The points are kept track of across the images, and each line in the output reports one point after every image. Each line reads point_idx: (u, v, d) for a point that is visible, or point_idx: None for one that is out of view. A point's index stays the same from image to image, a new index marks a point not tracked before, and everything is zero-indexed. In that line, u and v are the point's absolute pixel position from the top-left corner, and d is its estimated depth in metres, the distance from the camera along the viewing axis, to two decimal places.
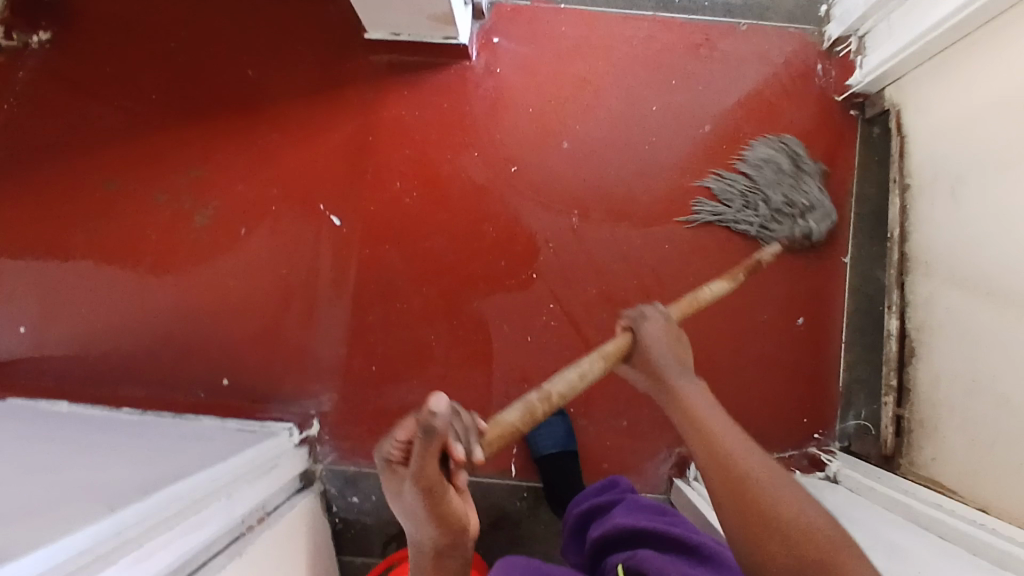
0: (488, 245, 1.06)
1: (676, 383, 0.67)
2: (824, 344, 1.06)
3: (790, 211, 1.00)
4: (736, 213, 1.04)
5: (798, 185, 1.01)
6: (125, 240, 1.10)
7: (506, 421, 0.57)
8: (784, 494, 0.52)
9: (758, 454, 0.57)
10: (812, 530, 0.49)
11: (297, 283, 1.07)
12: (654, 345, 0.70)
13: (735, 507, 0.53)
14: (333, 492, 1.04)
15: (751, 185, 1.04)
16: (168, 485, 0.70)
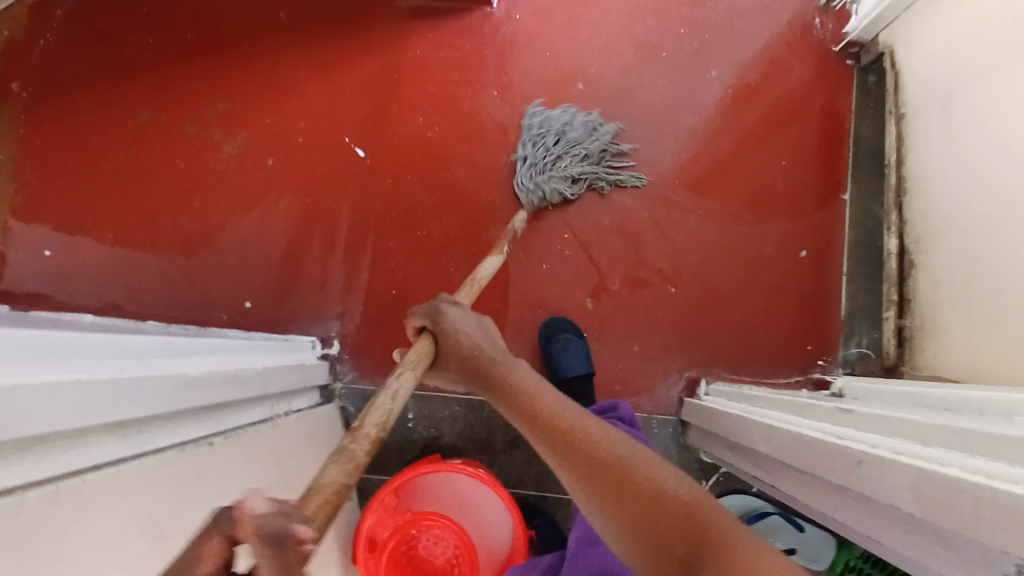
0: (506, 177, 1.11)
1: (507, 373, 0.67)
2: (828, 276, 1.10)
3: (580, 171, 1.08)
4: (533, 154, 1.07)
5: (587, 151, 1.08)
6: (152, 168, 1.13)
7: (330, 478, 0.44)
8: (637, 464, 0.50)
9: (606, 431, 0.55)
10: (669, 497, 0.46)
11: (320, 209, 1.11)
12: (472, 340, 0.71)
13: (589, 486, 0.50)
14: (352, 411, 1.06)
15: (555, 134, 1.08)
16: (204, 352, 0.72)
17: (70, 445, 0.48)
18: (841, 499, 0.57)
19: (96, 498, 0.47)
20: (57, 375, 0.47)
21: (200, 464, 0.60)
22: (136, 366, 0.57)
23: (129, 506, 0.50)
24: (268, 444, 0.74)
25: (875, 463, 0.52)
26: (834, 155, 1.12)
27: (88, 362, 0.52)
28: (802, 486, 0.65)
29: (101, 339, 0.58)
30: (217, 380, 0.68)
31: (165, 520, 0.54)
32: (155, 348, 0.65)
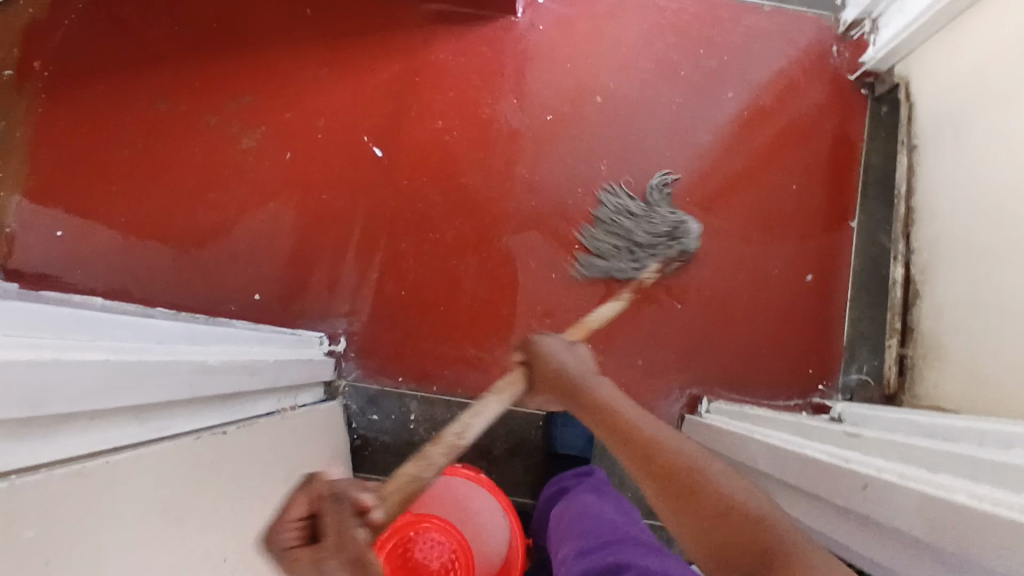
0: (520, 185, 1.12)
1: (590, 389, 0.68)
2: (832, 301, 1.11)
3: (659, 237, 1.04)
4: (622, 262, 1.06)
5: (652, 218, 1.06)
6: (169, 156, 1.14)
7: (404, 479, 0.55)
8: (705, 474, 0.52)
9: (704, 458, 0.54)
10: (776, 535, 0.45)
11: (334, 206, 1.12)
12: (563, 362, 0.72)
13: (660, 493, 0.52)
14: (355, 409, 1.07)
15: (618, 235, 1.08)
16: (220, 339, 0.73)
17: (93, 421, 0.48)
18: (841, 521, 0.58)
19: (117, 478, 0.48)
20: (85, 353, 0.48)
21: (211, 452, 0.61)
22: (159, 347, 0.58)
23: (147, 489, 0.51)
24: (275, 438, 0.74)
25: (882, 488, 0.52)
26: (844, 183, 1.14)
27: (112, 343, 0.53)
28: (807, 512, 0.64)
29: (124, 319, 0.59)
30: (231, 369, 0.68)
31: (182, 504, 0.54)
32: (175, 333, 0.66)
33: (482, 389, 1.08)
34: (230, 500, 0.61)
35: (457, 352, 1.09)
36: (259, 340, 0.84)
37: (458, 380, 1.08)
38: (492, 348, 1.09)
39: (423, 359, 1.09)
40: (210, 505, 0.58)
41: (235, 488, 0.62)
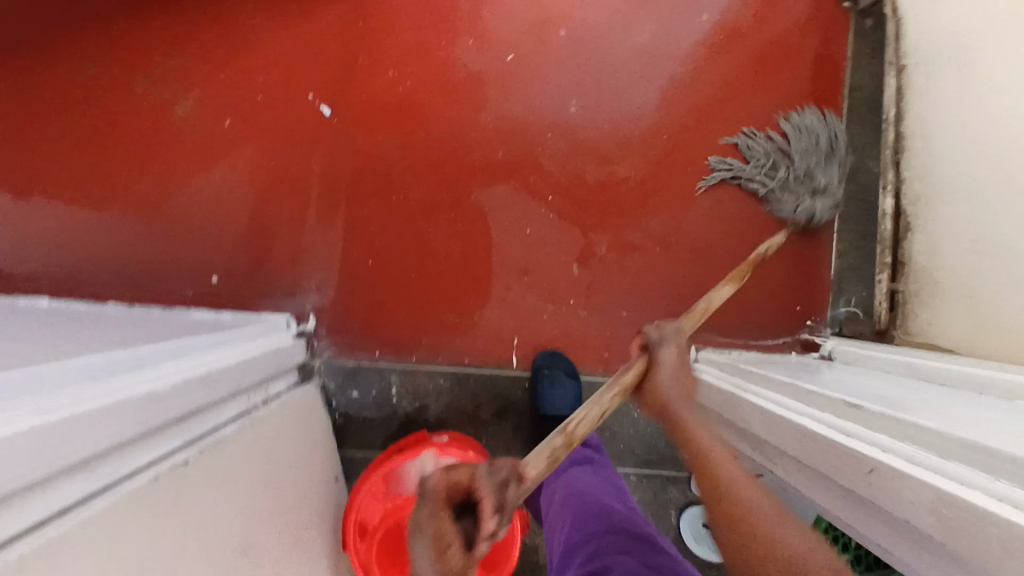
0: (486, 136, 1.05)
1: (686, 418, 0.65)
2: (819, 233, 1.07)
3: (805, 185, 1.02)
4: (756, 173, 1.04)
5: (821, 163, 1.03)
6: (102, 132, 1.04)
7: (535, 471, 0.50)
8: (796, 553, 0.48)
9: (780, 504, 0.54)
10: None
11: (288, 173, 1.04)
12: (669, 382, 0.69)
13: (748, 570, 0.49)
14: (332, 387, 1.02)
15: (779, 149, 1.05)
16: (164, 354, 0.67)
17: (32, 493, 0.43)
18: (849, 502, 0.56)
19: (75, 545, 0.43)
20: (8, 424, 0.42)
21: (182, 482, 0.56)
22: (94, 387, 0.53)
23: (117, 545, 0.47)
24: (249, 448, 0.70)
25: (887, 473, 0.50)
26: (827, 107, 1.08)
27: (39, 395, 0.47)
28: (812, 488, 0.62)
29: (47, 363, 0.54)
30: (183, 387, 0.63)
31: (159, 548, 0.51)
32: (119, 362, 0.60)
33: (465, 354, 1.04)
34: (207, 529, 0.57)
35: (434, 319, 1.04)
36: (214, 339, 0.79)
37: (437, 347, 1.04)
38: (471, 311, 1.05)
39: (400, 328, 1.04)
40: (186, 540, 0.54)
41: (209, 514, 0.59)
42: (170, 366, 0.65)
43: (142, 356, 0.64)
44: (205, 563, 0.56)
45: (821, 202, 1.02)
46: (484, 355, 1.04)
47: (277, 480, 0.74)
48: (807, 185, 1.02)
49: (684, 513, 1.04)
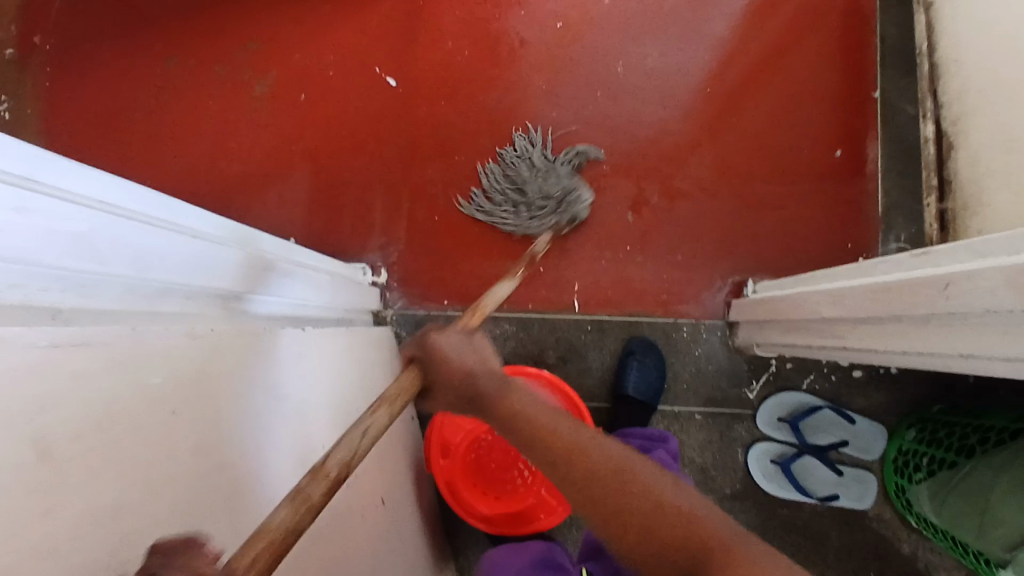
0: (538, 97, 1.12)
1: (486, 387, 0.57)
2: (867, 172, 1.10)
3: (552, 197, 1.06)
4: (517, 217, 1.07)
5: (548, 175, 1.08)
6: (183, 111, 1.14)
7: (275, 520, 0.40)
8: (628, 473, 0.47)
9: (596, 434, 0.52)
10: (665, 501, 0.45)
11: (355, 139, 1.12)
12: (455, 353, 0.62)
13: (586, 503, 0.47)
14: (405, 335, 1.08)
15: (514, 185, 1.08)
16: (296, 254, 0.75)
17: (191, 300, 0.48)
18: (929, 331, 0.58)
19: (220, 345, 0.47)
20: (185, 236, 0.49)
21: (287, 342, 0.61)
22: (249, 253, 0.60)
23: (246, 365, 0.51)
24: (341, 349, 0.76)
25: (962, 281, 0.53)
26: (861, 54, 1.13)
27: (209, 236, 0.54)
28: (887, 338, 0.65)
29: (226, 222, 0.59)
30: (296, 280, 0.71)
31: (275, 386, 0.55)
32: (265, 239, 0.67)
33: (527, 301, 1.09)
34: (302, 390, 0.61)
35: (497, 269, 1.09)
36: (327, 262, 0.86)
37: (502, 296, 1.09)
38: None
39: (466, 280, 1.10)
40: (291, 392, 0.58)
41: (311, 381, 0.64)
42: (294, 262, 0.72)
43: (283, 249, 0.71)
44: (303, 420, 0.59)
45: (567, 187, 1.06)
46: (546, 302, 1.09)
47: (362, 386, 0.79)
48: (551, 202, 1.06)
49: (751, 450, 1.06)
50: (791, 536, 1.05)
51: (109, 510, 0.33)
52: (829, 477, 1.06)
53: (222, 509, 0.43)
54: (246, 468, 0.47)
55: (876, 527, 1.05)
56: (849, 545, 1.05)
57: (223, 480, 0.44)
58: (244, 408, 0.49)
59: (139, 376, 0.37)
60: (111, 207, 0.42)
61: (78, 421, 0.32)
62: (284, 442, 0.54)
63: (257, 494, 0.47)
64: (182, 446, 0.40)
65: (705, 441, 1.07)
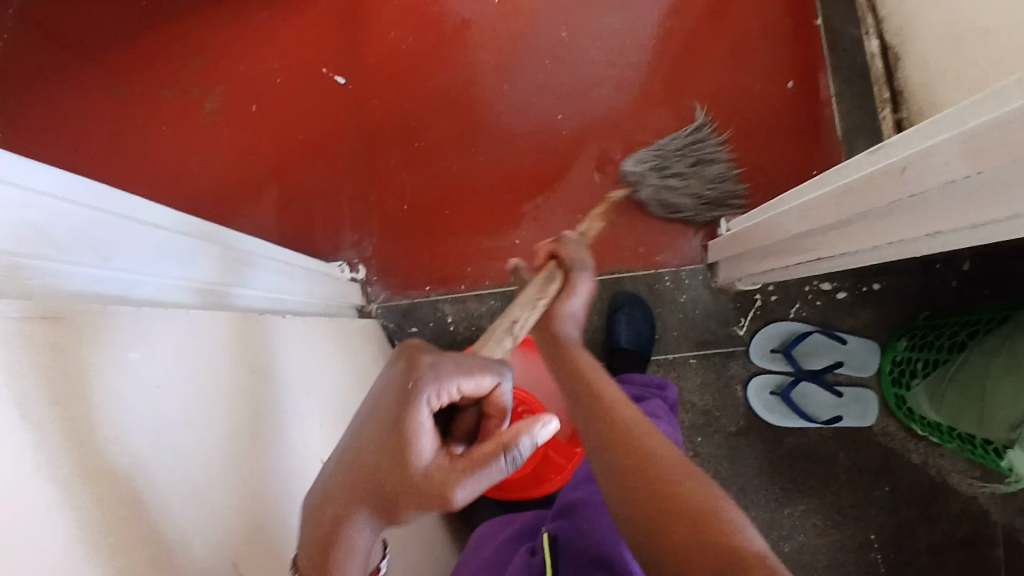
0: (488, 72, 1.13)
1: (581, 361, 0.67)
2: (822, 98, 1.11)
3: (664, 184, 1.07)
4: (684, 140, 1.08)
5: (707, 193, 1.07)
6: (137, 138, 1.13)
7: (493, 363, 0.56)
8: (690, 476, 0.51)
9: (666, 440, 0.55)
10: (710, 509, 0.47)
11: (314, 141, 1.12)
12: (577, 299, 0.72)
13: (634, 490, 0.51)
14: (392, 326, 1.09)
15: (700, 154, 1.08)
16: (273, 250, 0.76)
17: (164, 292, 0.49)
18: (896, 220, 0.59)
19: (188, 324, 0.48)
20: (156, 232, 0.51)
21: (269, 328, 0.61)
22: (221, 250, 0.61)
23: (221, 346, 0.52)
24: (325, 338, 0.76)
25: (916, 161, 0.54)
26: None
27: (182, 234, 0.55)
28: (858, 238, 0.66)
29: (198, 221, 0.60)
30: (270, 274, 0.71)
31: (258, 373, 0.55)
32: (242, 239, 0.68)
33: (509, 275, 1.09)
34: (285, 373, 0.61)
35: (473, 248, 1.10)
36: (305, 258, 0.87)
37: (483, 273, 1.09)
38: (506, 236, 1.10)
39: (445, 262, 1.10)
40: (278, 374, 0.59)
41: (295, 369, 0.63)
42: (270, 257, 0.73)
43: (260, 246, 0.72)
44: (287, 404, 0.59)
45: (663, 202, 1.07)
46: None
47: (351, 373, 0.79)
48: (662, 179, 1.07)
49: (748, 385, 1.08)
50: (800, 463, 1.07)
51: (88, 477, 0.35)
52: (829, 400, 1.08)
53: (210, 478, 0.44)
54: (230, 441, 0.48)
55: (883, 442, 1.06)
56: (859, 465, 1.06)
57: (209, 456, 0.45)
58: (223, 386, 0.50)
59: (102, 353, 0.38)
60: (83, 200, 0.43)
61: (42, 398, 0.34)
62: (269, 426, 0.54)
63: (245, 466, 0.49)
64: (159, 422, 0.41)
65: (703, 383, 1.09)
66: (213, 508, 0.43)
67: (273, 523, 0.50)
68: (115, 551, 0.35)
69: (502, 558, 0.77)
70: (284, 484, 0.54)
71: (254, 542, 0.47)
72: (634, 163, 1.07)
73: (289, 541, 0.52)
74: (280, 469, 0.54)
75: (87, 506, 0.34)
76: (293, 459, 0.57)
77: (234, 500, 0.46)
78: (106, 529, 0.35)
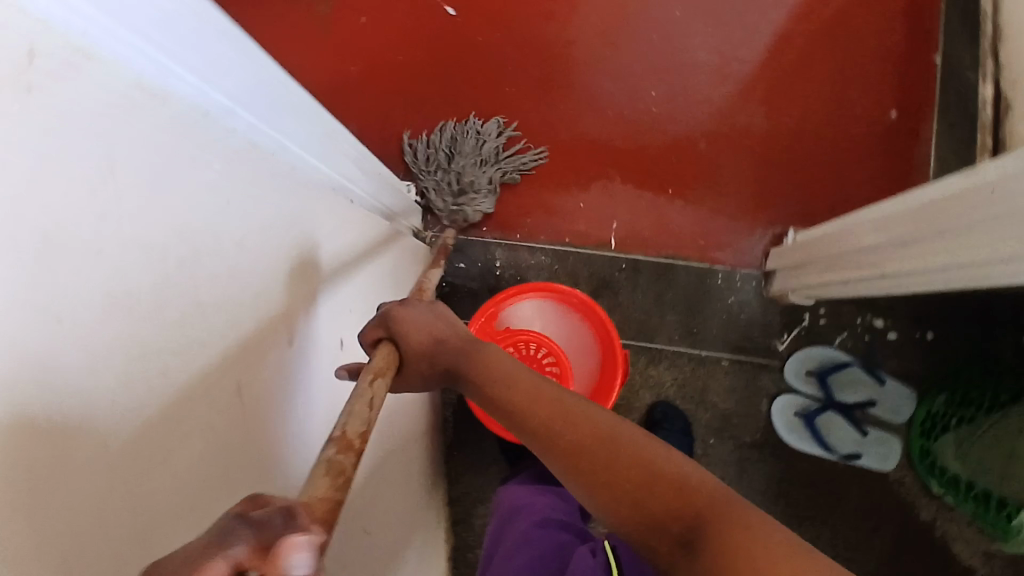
0: (594, 35, 1.13)
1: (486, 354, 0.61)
2: (922, 134, 1.08)
3: (467, 182, 1.08)
4: (423, 172, 1.09)
5: (475, 165, 1.08)
6: (250, 25, 1.17)
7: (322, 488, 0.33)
8: (627, 436, 0.50)
9: (595, 407, 0.54)
10: (660, 467, 0.47)
11: (411, 65, 1.14)
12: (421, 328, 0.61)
13: (577, 473, 0.50)
14: (443, 258, 1.11)
15: (443, 151, 1.09)
16: (355, 146, 0.75)
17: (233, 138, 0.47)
18: (972, 240, 0.58)
19: (242, 198, 0.47)
20: (251, 83, 0.50)
21: (316, 207, 0.62)
22: (304, 123, 0.60)
23: (267, 226, 0.51)
24: (367, 238, 0.76)
25: (1007, 180, 0.53)
26: (925, 16, 1.11)
27: (275, 97, 0.54)
28: (925, 257, 0.65)
29: (300, 91, 0.60)
30: (341, 164, 0.71)
31: (288, 242, 0.54)
32: (327, 123, 0.67)
33: (564, 235, 1.10)
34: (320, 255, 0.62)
35: (536, 201, 1.11)
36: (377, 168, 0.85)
37: (539, 227, 1.11)
38: (571, 198, 1.11)
39: (505, 209, 1.11)
40: (313, 250, 0.60)
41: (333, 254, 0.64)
42: (349, 150, 0.73)
43: (344, 137, 0.72)
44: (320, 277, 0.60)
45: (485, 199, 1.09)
46: (583, 237, 1.10)
47: (382, 281, 0.79)
48: (464, 188, 1.08)
49: (774, 401, 1.07)
50: (807, 490, 1.05)
51: (122, 282, 0.33)
52: (853, 436, 1.06)
53: (235, 357, 0.43)
54: (260, 320, 0.47)
55: (896, 491, 1.04)
56: (866, 507, 1.04)
57: (227, 305, 0.43)
58: (259, 267, 0.49)
59: (157, 179, 0.37)
60: (199, 19, 0.42)
61: (105, 222, 0.33)
62: (297, 292, 0.55)
63: (268, 349, 0.48)
64: (189, 253, 0.39)
65: (730, 388, 1.08)
66: (229, 387, 0.42)
67: (275, 395, 0.49)
68: (133, 367, 0.33)
69: (549, 548, 0.72)
70: (300, 366, 0.54)
71: (263, 425, 0.46)
72: (438, 209, 1.09)
73: (288, 420, 0.51)
74: (297, 338, 0.54)
75: (119, 314, 0.33)
76: (310, 333, 0.57)
77: (252, 381, 0.45)
78: (126, 348, 0.33)
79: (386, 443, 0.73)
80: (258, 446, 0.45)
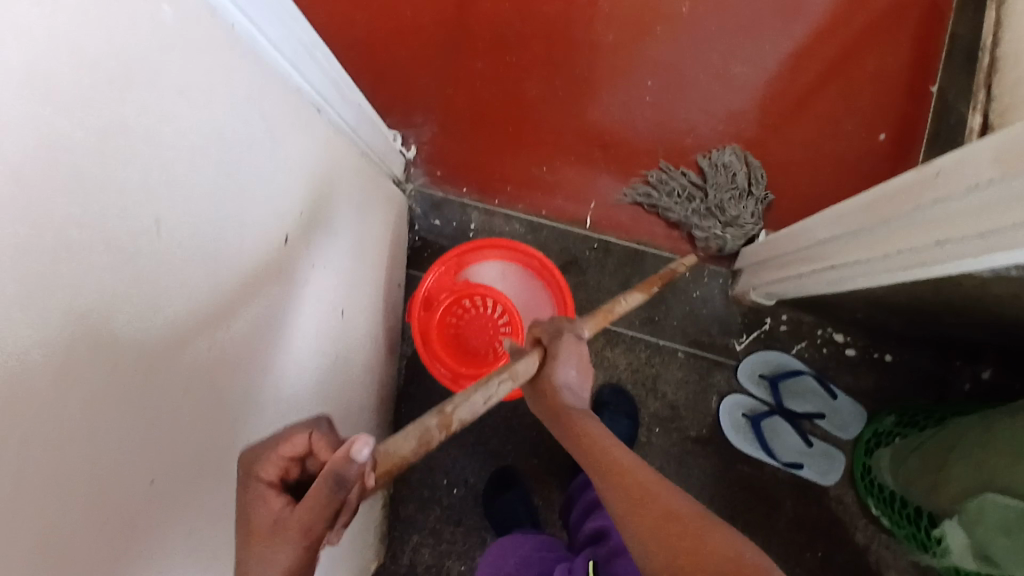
0: (603, 15, 1.13)
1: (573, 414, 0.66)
2: (907, 160, 1.10)
3: (723, 218, 1.07)
4: (672, 203, 1.08)
5: (736, 199, 1.07)
6: None
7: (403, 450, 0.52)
8: (666, 487, 0.54)
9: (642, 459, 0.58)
10: (685, 512, 0.51)
11: (414, 14, 1.12)
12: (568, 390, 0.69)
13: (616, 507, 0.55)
14: (418, 212, 1.12)
15: (694, 188, 1.09)
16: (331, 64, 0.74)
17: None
18: (914, 228, 0.59)
19: (190, 96, 0.44)
20: None
21: (285, 105, 0.62)
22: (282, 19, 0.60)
23: (218, 122, 0.48)
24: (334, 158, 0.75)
25: (951, 165, 0.53)
26: (927, 47, 1.13)
27: None
28: (871, 248, 0.66)
29: None
30: (315, 77, 0.70)
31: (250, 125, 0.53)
32: (305, 28, 0.66)
33: (542, 207, 1.11)
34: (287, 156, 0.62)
35: (520, 170, 1.11)
36: (352, 95, 0.83)
37: (519, 196, 1.12)
38: (555, 173, 1.12)
39: (488, 173, 1.12)
40: (276, 143, 0.59)
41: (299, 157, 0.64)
42: (323, 63, 0.72)
43: (320, 50, 0.71)
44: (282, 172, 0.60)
45: (734, 230, 1.06)
46: (560, 212, 1.11)
47: (348, 206, 0.78)
48: (725, 225, 1.06)
49: (724, 400, 1.07)
50: (744, 493, 1.05)
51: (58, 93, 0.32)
52: (797, 445, 1.06)
53: (153, 249, 0.40)
54: (207, 184, 0.46)
55: (833, 506, 1.04)
56: (800, 518, 1.04)
57: (172, 155, 0.42)
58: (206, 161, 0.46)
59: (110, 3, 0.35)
60: None
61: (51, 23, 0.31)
62: (254, 177, 0.54)
63: (194, 245, 0.45)
64: (136, 91, 0.38)
65: (682, 380, 1.08)
66: (154, 253, 0.40)
67: (211, 265, 0.47)
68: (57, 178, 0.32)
69: None
70: (234, 254, 0.51)
71: (182, 329, 0.43)
72: (699, 236, 1.07)
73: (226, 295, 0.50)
74: (249, 220, 0.53)
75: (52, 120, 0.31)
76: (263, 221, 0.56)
77: (171, 281, 0.42)
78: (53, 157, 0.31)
79: (321, 361, 0.72)
80: (178, 337, 0.43)
